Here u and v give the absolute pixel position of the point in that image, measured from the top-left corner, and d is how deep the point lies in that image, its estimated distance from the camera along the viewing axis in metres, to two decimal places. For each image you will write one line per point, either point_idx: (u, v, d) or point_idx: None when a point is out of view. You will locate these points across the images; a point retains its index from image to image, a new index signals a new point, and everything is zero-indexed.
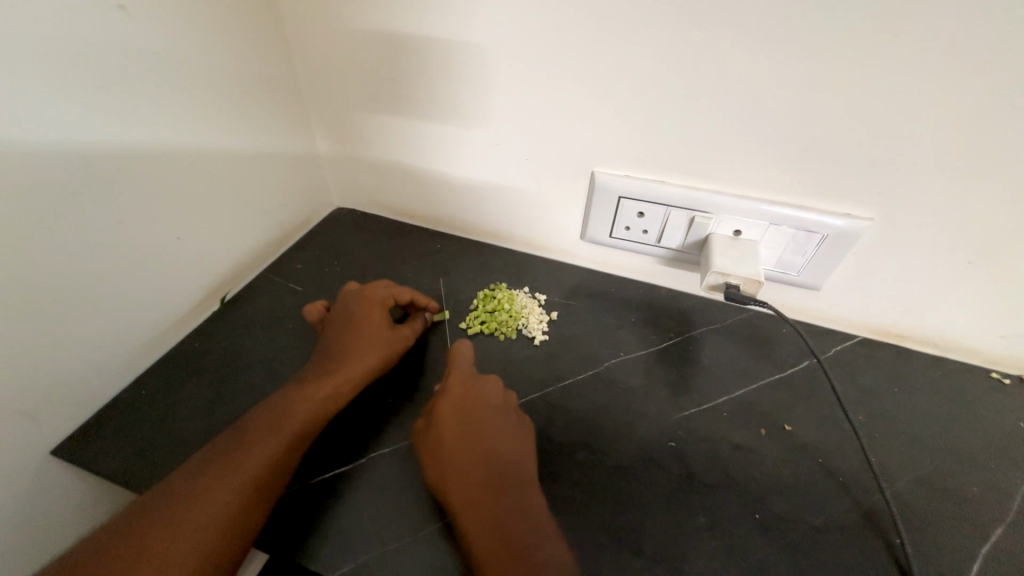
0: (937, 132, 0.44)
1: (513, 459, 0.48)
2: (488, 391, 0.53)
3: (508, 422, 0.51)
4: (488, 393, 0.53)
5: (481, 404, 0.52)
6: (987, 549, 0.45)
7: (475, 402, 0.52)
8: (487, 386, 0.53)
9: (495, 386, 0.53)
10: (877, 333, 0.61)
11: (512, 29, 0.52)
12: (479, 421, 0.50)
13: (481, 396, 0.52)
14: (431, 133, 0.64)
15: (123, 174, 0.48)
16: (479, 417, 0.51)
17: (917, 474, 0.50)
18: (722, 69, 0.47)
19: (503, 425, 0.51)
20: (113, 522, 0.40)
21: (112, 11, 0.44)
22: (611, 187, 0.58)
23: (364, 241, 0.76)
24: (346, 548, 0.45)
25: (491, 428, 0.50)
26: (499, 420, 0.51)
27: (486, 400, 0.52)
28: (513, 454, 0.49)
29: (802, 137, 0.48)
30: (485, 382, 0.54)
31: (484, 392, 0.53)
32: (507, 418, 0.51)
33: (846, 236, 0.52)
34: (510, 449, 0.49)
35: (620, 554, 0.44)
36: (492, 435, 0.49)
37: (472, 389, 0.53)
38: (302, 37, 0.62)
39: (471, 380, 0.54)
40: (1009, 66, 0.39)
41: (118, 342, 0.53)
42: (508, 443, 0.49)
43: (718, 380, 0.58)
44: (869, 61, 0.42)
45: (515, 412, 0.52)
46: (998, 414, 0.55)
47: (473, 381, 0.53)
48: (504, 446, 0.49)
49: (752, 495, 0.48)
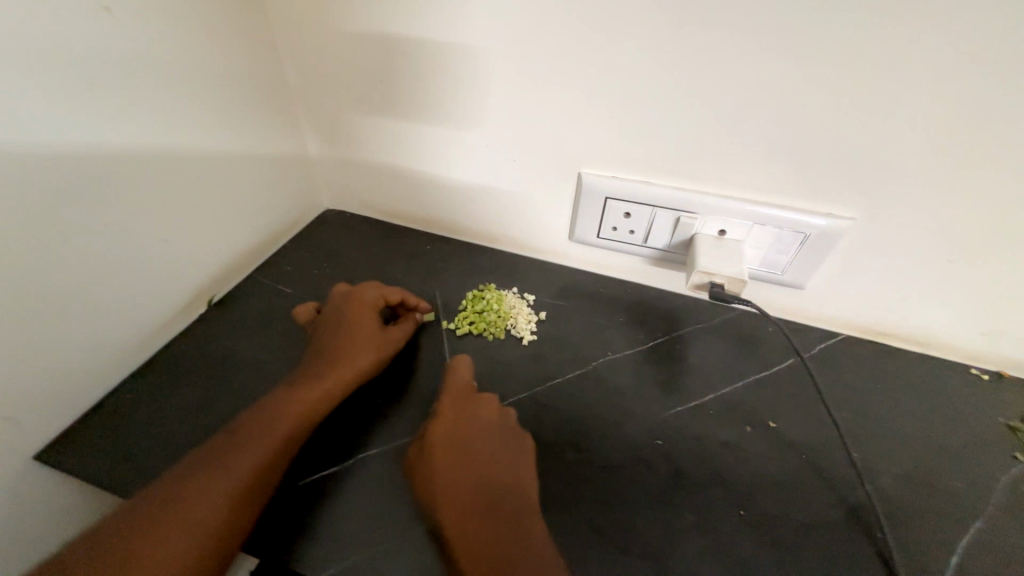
0: (916, 131, 0.44)
1: (509, 482, 0.48)
2: (483, 411, 0.52)
3: (504, 442, 0.50)
4: (482, 414, 0.52)
5: (476, 425, 0.51)
6: (967, 543, 0.46)
7: (469, 423, 0.51)
8: (482, 405, 0.53)
9: (489, 407, 0.53)
10: (862, 331, 0.61)
11: (497, 30, 0.52)
12: (473, 442, 0.50)
13: (475, 416, 0.52)
14: (420, 134, 0.64)
15: (110, 177, 0.48)
16: (474, 437, 0.50)
17: (900, 469, 0.51)
18: (705, 69, 0.47)
19: (499, 446, 0.50)
20: (99, 526, 0.40)
21: (99, 13, 0.44)
22: (598, 188, 0.58)
23: (353, 243, 0.76)
24: (334, 551, 0.45)
25: (485, 450, 0.49)
26: (494, 441, 0.50)
27: (480, 420, 0.51)
28: (510, 476, 0.48)
29: (784, 136, 0.49)
30: (480, 401, 0.53)
31: (478, 412, 0.52)
32: (502, 438, 0.51)
33: (829, 235, 0.52)
34: (506, 472, 0.48)
35: (606, 552, 0.45)
36: (487, 457, 0.49)
37: (468, 410, 0.52)
38: (290, 39, 0.62)
39: (466, 399, 0.53)
40: (984, 65, 0.40)
41: (105, 345, 0.53)
42: (504, 465, 0.49)
43: (705, 379, 0.58)
44: (849, 60, 0.43)
45: (511, 431, 0.52)
46: (978, 409, 0.56)
47: (467, 401, 0.53)
48: (500, 468, 0.48)
49: (738, 492, 0.49)
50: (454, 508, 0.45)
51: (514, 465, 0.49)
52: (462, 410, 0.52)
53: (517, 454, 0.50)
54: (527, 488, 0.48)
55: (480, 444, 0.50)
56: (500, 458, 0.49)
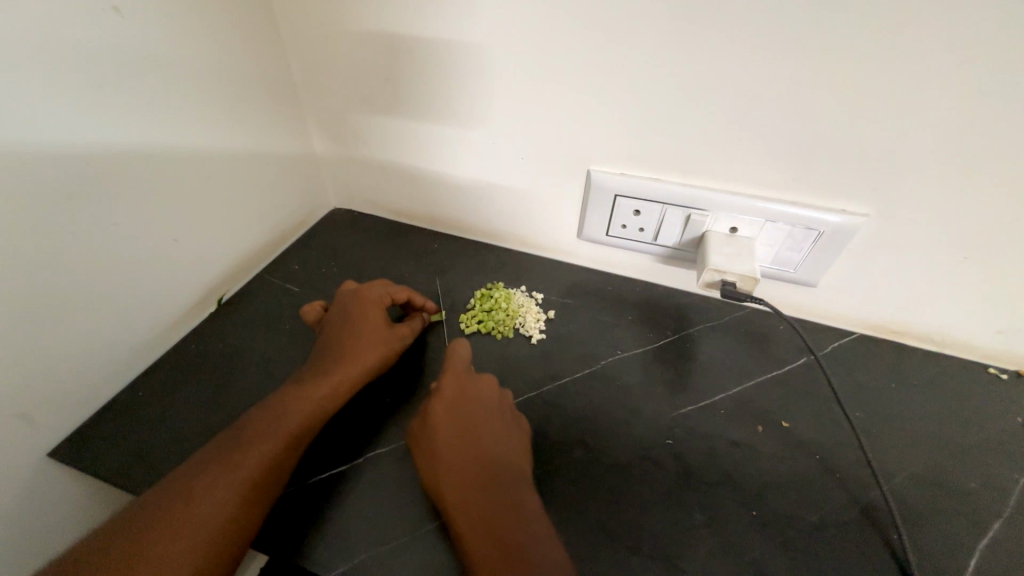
0: (933, 128, 0.44)
1: (508, 460, 0.48)
2: (483, 393, 0.52)
3: (503, 423, 0.51)
4: (482, 393, 0.52)
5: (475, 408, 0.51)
6: (985, 544, 0.45)
7: (469, 402, 0.51)
8: (482, 388, 0.52)
9: (490, 386, 0.53)
10: (875, 329, 0.60)
11: (506, 29, 0.52)
12: (474, 421, 0.49)
13: (475, 396, 0.51)
14: (427, 133, 0.64)
15: (120, 176, 0.48)
16: (474, 416, 0.50)
17: (915, 470, 0.50)
18: (716, 66, 0.46)
19: (497, 426, 0.50)
20: (111, 522, 0.41)
21: (107, 13, 0.44)
22: (608, 185, 0.58)
23: (361, 242, 0.76)
24: (342, 549, 0.45)
25: (484, 429, 0.49)
26: (493, 420, 0.50)
27: (479, 400, 0.51)
28: (508, 455, 0.48)
29: (798, 133, 0.48)
30: (480, 380, 0.53)
31: (478, 392, 0.52)
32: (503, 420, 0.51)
33: (842, 232, 0.52)
34: (505, 451, 0.48)
35: (617, 552, 0.44)
36: (486, 435, 0.49)
37: (468, 393, 0.51)
38: (298, 39, 0.62)
39: (466, 378, 0.52)
40: (1006, 61, 0.39)
41: (115, 344, 0.53)
42: (503, 444, 0.49)
43: (716, 378, 0.58)
44: (863, 56, 0.42)
45: (509, 412, 0.52)
46: (996, 409, 0.55)
47: (467, 379, 0.52)
48: (498, 446, 0.49)
49: (750, 493, 0.48)
50: (456, 485, 0.45)
51: (512, 445, 0.49)
52: (461, 388, 0.51)
53: (515, 435, 0.50)
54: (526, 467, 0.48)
55: (481, 423, 0.49)
56: (498, 437, 0.49)
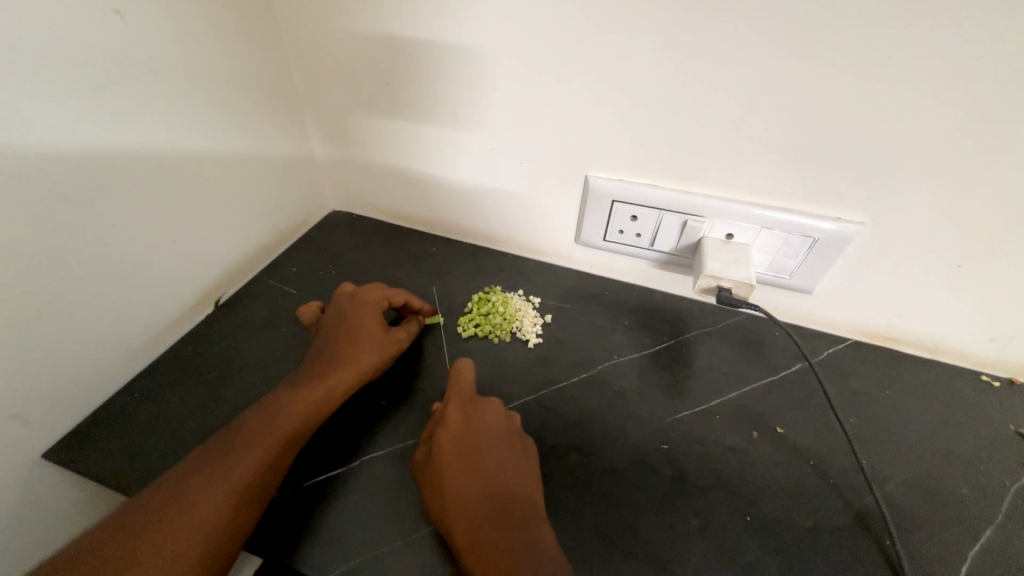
0: (927, 139, 0.44)
1: (517, 487, 0.47)
2: (489, 416, 0.51)
3: (511, 450, 0.49)
4: (488, 420, 0.51)
5: (481, 430, 0.50)
6: (977, 550, 0.45)
7: (475, 429, 0.50)
8: (488, 410, 0.51)
9: (496, 410, 0.52)
10: (871, 336, 0.61)
11: (505, 33, 0.52)
12: (478, 449, 0.49)
13: (480, 422, 0.51)
14: (426, 136, 0.64)
15: (117, 176, 0.48)
16: (479, 442, 0.49)
17: (909, 475, 0.50)
18: (715, 72, 0.47)
19: (505, 453, 0.49)
20: (105, 525, 0.40)
21: (108, 14, 0.44)
22: (605, 191, 0.58)
23: (359, 244, 0.76)
24: (336, 552, 0.45)
25: (493, 454, 0.49)
26: (500, 445, 0.49)
27: (486, 427, 0.50)
28: (518, 483, 0.47)
29: (794, 141, 0.48)
30: (485, 407, 0.52)
31: (483, 417, 0.51)
32: (510, 442, 0.50)
33: (837, 239, 0.52)
34: (514, 478, 0.48)
35: (612, 557, 0.45)
36: (494, 461, 0.48)
37: (474, 418, 0.51)
38: (300, 42, 0.63)
39: (471, 405, 0.52)
40: (1002, 71, 0.39)
41: (111, 346, 0.53)
42: (512, 471, 0.48)
43: (711, 383, 0.58)
44: (859, 65, 0.42)
45: (518, 437, 0.51)
46: (988, 416, 0.55)
47: (472, 407, 0.52)
48: (507, 473, 0.48)
49: (744, 498, 0.48)
50: (462, 517, 0.45)
51: (523, 472, 0.48)
52: (466, 415, 0.51)
53: (523, 460, 0.49)
54: (533, 492, 0.47)
55: (485, 450, 0.49)
56: (506, 465, 0.48)
